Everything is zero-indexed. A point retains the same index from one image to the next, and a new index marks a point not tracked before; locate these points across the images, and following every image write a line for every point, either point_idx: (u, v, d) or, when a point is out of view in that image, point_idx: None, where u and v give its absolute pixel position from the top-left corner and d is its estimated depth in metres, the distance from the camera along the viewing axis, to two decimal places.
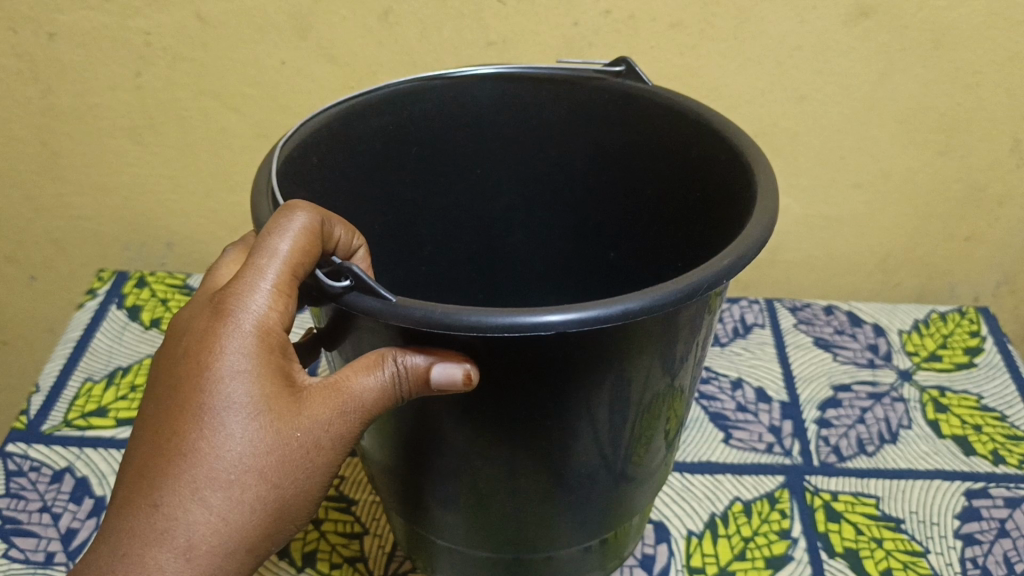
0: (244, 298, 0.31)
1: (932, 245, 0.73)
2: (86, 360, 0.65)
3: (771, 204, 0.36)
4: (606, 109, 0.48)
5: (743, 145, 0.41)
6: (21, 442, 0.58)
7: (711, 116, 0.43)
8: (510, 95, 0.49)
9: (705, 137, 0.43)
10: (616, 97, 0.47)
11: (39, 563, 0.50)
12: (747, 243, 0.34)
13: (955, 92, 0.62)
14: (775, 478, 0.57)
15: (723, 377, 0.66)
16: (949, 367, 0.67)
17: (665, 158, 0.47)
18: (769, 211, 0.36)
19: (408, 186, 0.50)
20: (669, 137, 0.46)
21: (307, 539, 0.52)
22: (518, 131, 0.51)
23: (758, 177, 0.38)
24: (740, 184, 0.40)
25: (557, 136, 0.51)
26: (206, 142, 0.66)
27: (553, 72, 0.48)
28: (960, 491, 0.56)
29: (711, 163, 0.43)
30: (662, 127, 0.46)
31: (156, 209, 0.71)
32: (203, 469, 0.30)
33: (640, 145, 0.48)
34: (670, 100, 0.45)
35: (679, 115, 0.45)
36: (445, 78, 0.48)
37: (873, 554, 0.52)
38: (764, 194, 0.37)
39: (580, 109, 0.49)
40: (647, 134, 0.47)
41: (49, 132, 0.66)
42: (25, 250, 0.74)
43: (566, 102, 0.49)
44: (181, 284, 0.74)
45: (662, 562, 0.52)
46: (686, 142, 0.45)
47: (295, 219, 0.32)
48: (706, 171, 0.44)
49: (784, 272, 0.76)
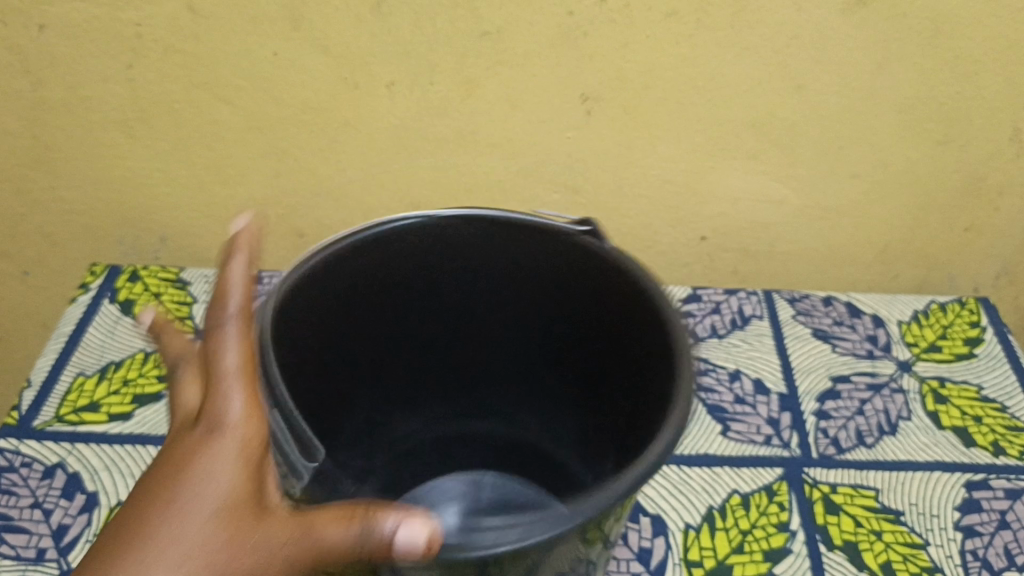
0: (211, 353, 0.32)
1: (932, 236, 0.72)
2: (77, 355, 0.65)
3: (688, 397, 0.37)
4: (558, 263, 0.48)
5: (674, 314, 0.41)
6: (13, 438, 0.57)
7: (653, 286, 0.43)
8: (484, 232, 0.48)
9: (648, 327, 0.43)
10: (570, 253, 0.47)
11: (30, 559, 0.50)
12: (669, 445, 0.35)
13: (954, 80, 0.61)
14: (773, 471, 0.56)
15: (722, 369, 0.64)
16: (949, 358, 0.66)
17: (618, 347, 0.47)
18: (687, 403, 0.37)
19: (387, 293, 0.49)
20: (618, 312, 0.46)
21: None
22: (498, 261, 0.49)
23: (679, 368, 0.39)
24: (664, 372, 0.41)
25: (532, 266, 0.49)
26: (197, 134, 0.65)
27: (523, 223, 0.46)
28: (961, 482, 0.56)
29: (649, 351, 0.43)
30: (615, 313, 0.46)
31: (149, 203, 0.70)
32: (195, 504, 0.28)
33: (590, 307, 0.48)
34: (620, 280, 0.45)
35: (630, 305, 0.44)
36: (406, 223, 0.46)
37: (872, 547, 0.51)
38: (685, 380, 0.38)
39: (535, 259, 0.48)
40: (596, 292, 0.47)
41: (41, 125, 0.65)
42: (18, 245, 0.74)
43: (536, 244, 0.47)
44: (175, 278, 0.73)
45: (659, 556, 0.51)
46: (631, 317, 0.45)
47: (242, 268, 0.34)
48: (644, 328, 0.44)
49: (782, 264, 0.75)
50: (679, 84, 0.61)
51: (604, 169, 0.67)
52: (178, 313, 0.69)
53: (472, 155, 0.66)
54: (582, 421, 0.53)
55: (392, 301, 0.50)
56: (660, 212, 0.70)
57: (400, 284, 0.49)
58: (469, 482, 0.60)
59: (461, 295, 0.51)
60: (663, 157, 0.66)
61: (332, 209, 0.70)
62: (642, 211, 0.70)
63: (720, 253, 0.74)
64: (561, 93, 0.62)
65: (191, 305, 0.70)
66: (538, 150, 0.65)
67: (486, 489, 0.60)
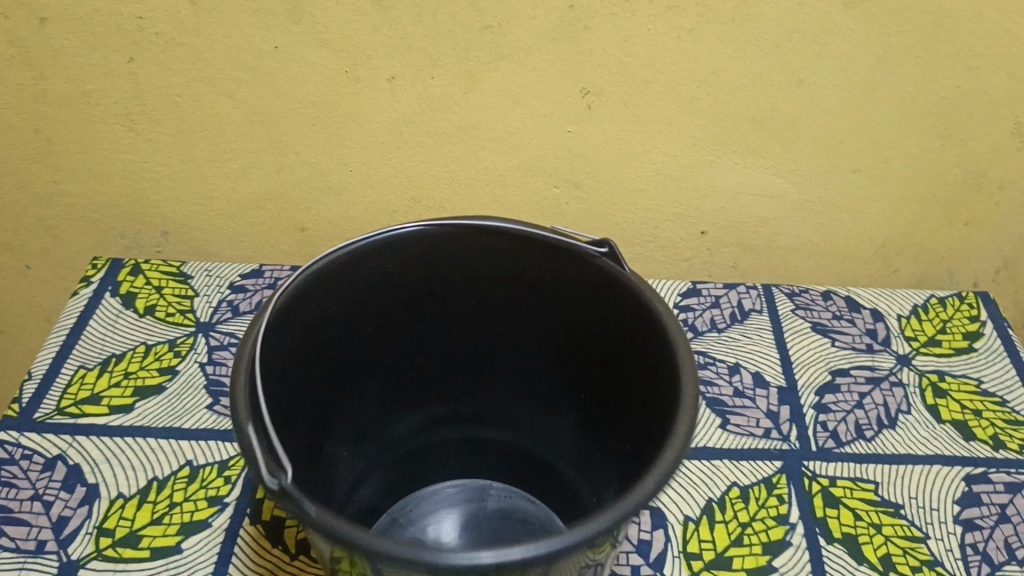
0: None
1: (932, 231, 0.72)
2: (78, 348, 0.65)
3: (668, 467, 0.36)
4: (594, 292, 0.46)
5: (682, 373, 0.39)
6: (13, 430, 0.58)
7: (673, 340, 0.40)
8: (492, 247, 0.47)
9: (663, 376, 0.41)
10: (604, 283, 0.45)
11: (30, 551, 0.50)
12: (623, 514, 0.34)
13: (955, 75, 0.61)
14: (772, 464, 0.57)
15: (721, 362, 0.64)
16: (949, 352, 0.66)
17: (635, 386, 0.44)
18: (661, 479, 0.35)
19: (383, 302, 0.48)
20: (641, 353, 0.43)
21: (301, 525, 0.52)
22: (503, 277, 0.48)
23: (675, 429, 0.37)
24: (665, 424, 0.39)
25: (539, 283, 0.48)
26: (199, 128, 0.65)
27: (536, 234, 0.45)
28: (960, 476, 0.56)
29: (658, 398, 0.41)
30: (637, 353, 0.44)
31: (150, 197, 0.70)
32: None
33: (615, 343, 0.46)
34: (646, 323, 0.42)
35: (652, 344, 0.42)
36: (469, 226, 0.46)
37: (871, 541, 0.52)
38: (685, 411, 0.38)
39: (577, 286, 0.46)
40: (623, 333, 0.45)
41: (43, 119, 0.65)
42: (20, 238, 0.74)
43: (543, 262, 0.46)
44: (176, 271, 0.73)
45: (659, 548, 0.51)
46: (650, 361, 0.42)
47: None
48: (659, 381, 0.41)
49: (783, 259, 0.75)
50: (680, 78, 0.61)
51: (605, 162, 0.67)
52: (179, 306, 0.69)
53: (472, 148, 0.66)
54: (592, 449, 0.51)
55: (425, 305, 0.49)
56: (660, 206, 0.70)
57: (394, 292, 0.48)
58: (475, 488, 0.58)
59: (488, 311, 0.50)
60: (663, 151, 0.66)
61: (332, 202, 0.70)
62: (642, 205, 0.70)
63: (720, 247, 0.73)
64: (562, 87, 0.62)
65: (193, 298, 0.70)
66: (538, 145, 0.65)
67: (491, 499, 0.57)
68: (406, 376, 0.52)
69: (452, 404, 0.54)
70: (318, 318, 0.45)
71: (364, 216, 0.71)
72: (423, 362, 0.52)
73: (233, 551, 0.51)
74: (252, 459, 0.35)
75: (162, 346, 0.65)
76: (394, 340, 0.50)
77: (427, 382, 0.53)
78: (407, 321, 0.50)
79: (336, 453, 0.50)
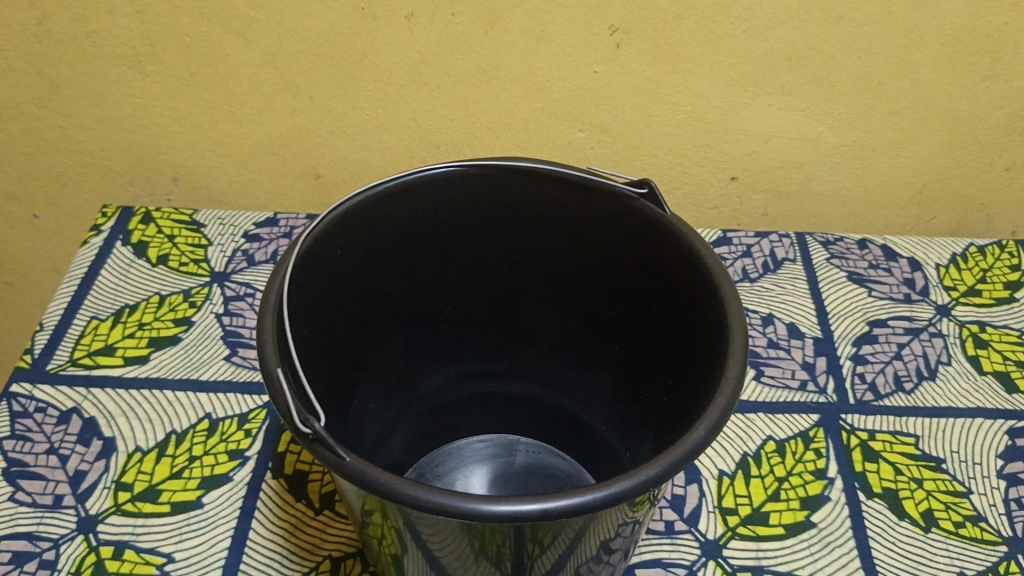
0: None
1: (972, 177, 0.69)
2: (90, 299, 0.63)
3: (718, 417, 0.34)
4: (632, 236, 0.43)
5: (731, 316, 0.37)
6: (25, 383, 0.56)
7: (720, 282, 0.38)
8: (523, 191, 0.44)
9: (708, 322, 0.39)
10: (642, 225, 0.42)
11: (47, 507, 0.49)
12: (673, 461, 0.32)
13: (1004, 10, 0.58)
14: (809, 418, 0.55)
15: (753, 314, 0.62)
16: (989, 302, 0.64)
17: (675, 333, 0.42)
18: (712, 429, 0.33)
19: (406, 253, 0.46)
20: (684, 297, 0.41)
21: (324, 480, 0.51)
22: (533, 225, 0.46)
23: (725, 374, 0.35)
24: (712, 372, 0.37)
25: (572, 230, 0.46)
26: (209, 70, 0.62)
27: (571, 175, 0.43)
28: (1003, 429, 0.54)
29: (703, 345, 0.39)
30: (679, 299, 0.42)
31: (160, 143, 0.68)
32: None
33: (654, 290, 0.44)
34: (690, 267, 0.40)
35: (696, 288, 0.40)
36: (500, 167, 0.44)
37: (912, 495, 0.50)
38: (734, 356, 0.36)
39: (611, 230, 0.44)
40: (664, 279, 0.42)
41: (47, 62, 0.62)
42: (26, 186, 0.72)
43: (577, 207, 0.45)
44: (188, 220, 0.71)
45: (693, 504, 0.50)
46: (693, 307, 0.40)
47: None
48: (703, 329, 0.39)
49: (816, 206, 0.72)
50: (713, 15, 0.58)
51: (633, 105, 0.64)
52: (192, 256, 0.67)
53: (494, 90, 0.63)
54: (624, 404, 0.49)
55: (454, 254, 0.47)
56: (689, 150, 0.67)
57: (418, 244, 0.46)
58: (502, 443, 0.56)
59: (518, 259, 0.48)
60: (694, 93, 0.63)
61: (348, 147, 0.67)
62: (670, 149, 0.67)
63: (750, 194, 0.71)
64: (589, 24, 0.59)
65: (206, 247, 0.68)
66: (563, 86, 0.62)
67: (520, 454, 0.56)
68: (434, 328, 0.50)
69: (481, 356, 0.52)
70: (344, 266, 0.43)
71: (381, 161, 0.68)
72: (449, 313, 0.50)
73: (256, 506, 0.49)
74: (282, 403, 0.33)
75: (176, 296, 0.63)
76: (422, 291, 0.48)
77: (451, 335, 0.51)
78: (434, 270, 0.48)
79: (364, 406, 0.48)
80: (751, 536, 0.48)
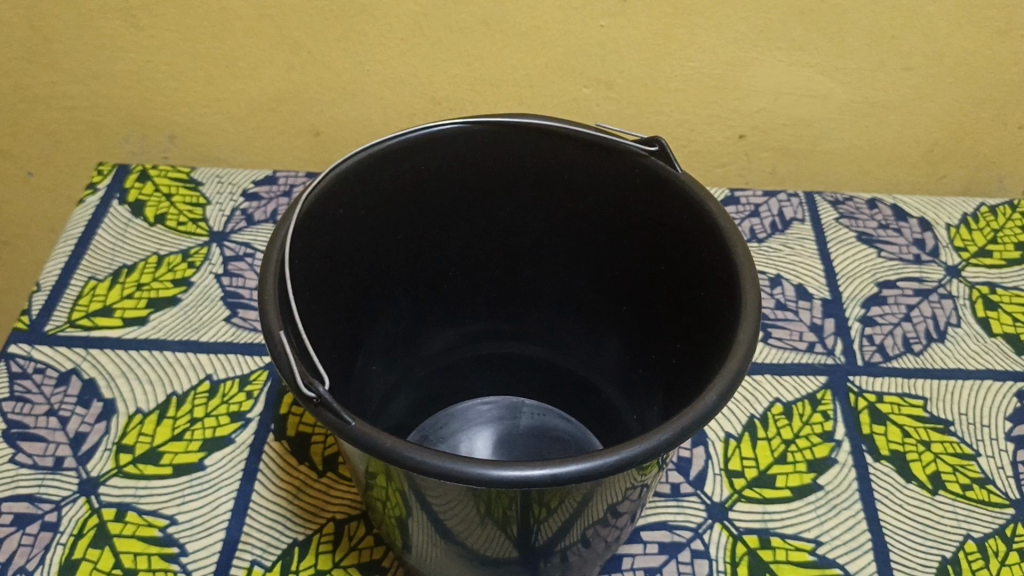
0: None
1: (984, 134, 0.68)
2: (88, 258, 0.62)
3: (729, 382, 0.33)
4: (641, 195, 0.42)
5: (743, 278, 0.36)
6: (24, 343, 0.55)
7: (732, 242, 0.37)
8: (529, 148, 0.43)
9: (720, 283, 0.38)
10: (652, 185, 0.41)
11: (48, 469, 0.48)
12: (684, 427, 0.32)
13: None
14: (816, 379, 0.54)
15: (761, 274, 0.61)
16: (999, 263, 0.63)
17: (685, 294, 0.42)
18: (724, 394, 0.32)
19: (411, 211, 0.45)
20: (695, 258, 0.40)
21: (327, 442, 0.51)
22: (540, 183, 0.45)
23: (737, 337, 0.34)
24: (724, 334, 0.36)
25: (580, 188, 0.45)
26: (205, 24, 0.60)
27: (579, 132, 0.42)
28: (1012, 392, 0.54)
29: (714, 307, 0.38)
30: (689, 261, 0.41)
31: (156, 99, 0.66)
32: None
33: (663, 251, 0.43)
34: (701, 227, 0.39)
35: (707, 249, 0.39)
36: (506, 123, 0.42)
37: (920, 458, 0.50)
38: (747, 319, 0.35)
39: (620, 189, 0.43)
40: (674, 239, 0.42)
41: (39, 15, 0.60)
42: (20, 143, 0.70)
43: (585, 165, 0.43)
44: (185, 178, 0.69)
45: (699, 467, 0.50)
46: (705, 268, 0.39)
47: None
48: (714, 291, 0.39)
49: (825, 164, 0.71)
50: None
51: (640, 61, 0.62)
52: (190, 215, 0.66)
53: (497, 45, 0.61)
54: (632, 365, 0.48)
55: (458, 213, 0.46)
56: (697, 107, 0.66)
57: (423, 203, 0.45)
58: (506, 405, 0.56)
59: (525, 218, 0.47)
60: (703, 48, 0.61)
61: (347, 103, 0.65)
62: (677, 106, 0.65)
63: (758, 152, 0.69)
64: None
65: (204, 206, 0.67)
66: (568, 40, 0.61)
67: (524, 416, 0.56)
68: (438, 288, 0.49)
69: (486, 316, 0.52)
70: (348, 225, 0.42)
71: (381, 118, 0.67)
72: (454, 273, 0.49)
73: (258, 468, 0.49)
74: (285, 365, 0.33)
75: (174, 256, 0.62)
76: (427, 252, 0.47)
77: (455, 295, 0.50)
78: (438, 229, 0.47)
79: (367, 367, 0.47)
80: (757, 498, 0.48)
